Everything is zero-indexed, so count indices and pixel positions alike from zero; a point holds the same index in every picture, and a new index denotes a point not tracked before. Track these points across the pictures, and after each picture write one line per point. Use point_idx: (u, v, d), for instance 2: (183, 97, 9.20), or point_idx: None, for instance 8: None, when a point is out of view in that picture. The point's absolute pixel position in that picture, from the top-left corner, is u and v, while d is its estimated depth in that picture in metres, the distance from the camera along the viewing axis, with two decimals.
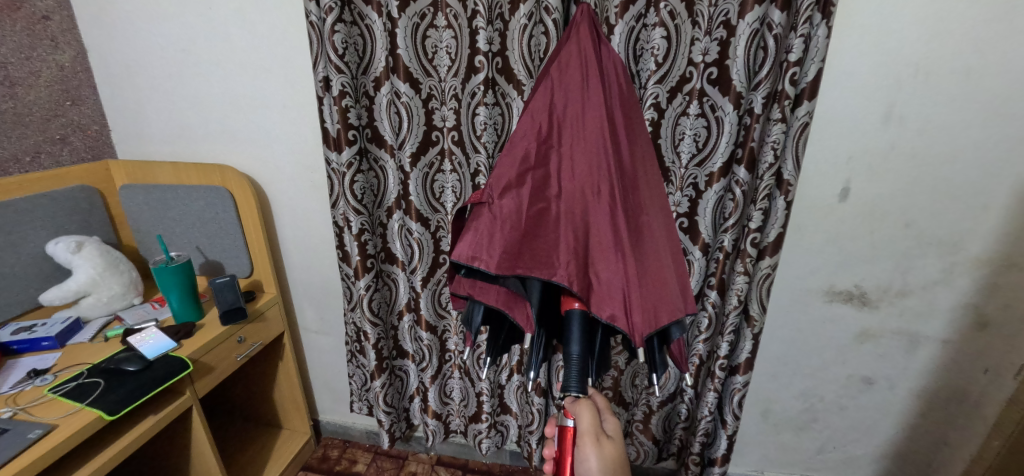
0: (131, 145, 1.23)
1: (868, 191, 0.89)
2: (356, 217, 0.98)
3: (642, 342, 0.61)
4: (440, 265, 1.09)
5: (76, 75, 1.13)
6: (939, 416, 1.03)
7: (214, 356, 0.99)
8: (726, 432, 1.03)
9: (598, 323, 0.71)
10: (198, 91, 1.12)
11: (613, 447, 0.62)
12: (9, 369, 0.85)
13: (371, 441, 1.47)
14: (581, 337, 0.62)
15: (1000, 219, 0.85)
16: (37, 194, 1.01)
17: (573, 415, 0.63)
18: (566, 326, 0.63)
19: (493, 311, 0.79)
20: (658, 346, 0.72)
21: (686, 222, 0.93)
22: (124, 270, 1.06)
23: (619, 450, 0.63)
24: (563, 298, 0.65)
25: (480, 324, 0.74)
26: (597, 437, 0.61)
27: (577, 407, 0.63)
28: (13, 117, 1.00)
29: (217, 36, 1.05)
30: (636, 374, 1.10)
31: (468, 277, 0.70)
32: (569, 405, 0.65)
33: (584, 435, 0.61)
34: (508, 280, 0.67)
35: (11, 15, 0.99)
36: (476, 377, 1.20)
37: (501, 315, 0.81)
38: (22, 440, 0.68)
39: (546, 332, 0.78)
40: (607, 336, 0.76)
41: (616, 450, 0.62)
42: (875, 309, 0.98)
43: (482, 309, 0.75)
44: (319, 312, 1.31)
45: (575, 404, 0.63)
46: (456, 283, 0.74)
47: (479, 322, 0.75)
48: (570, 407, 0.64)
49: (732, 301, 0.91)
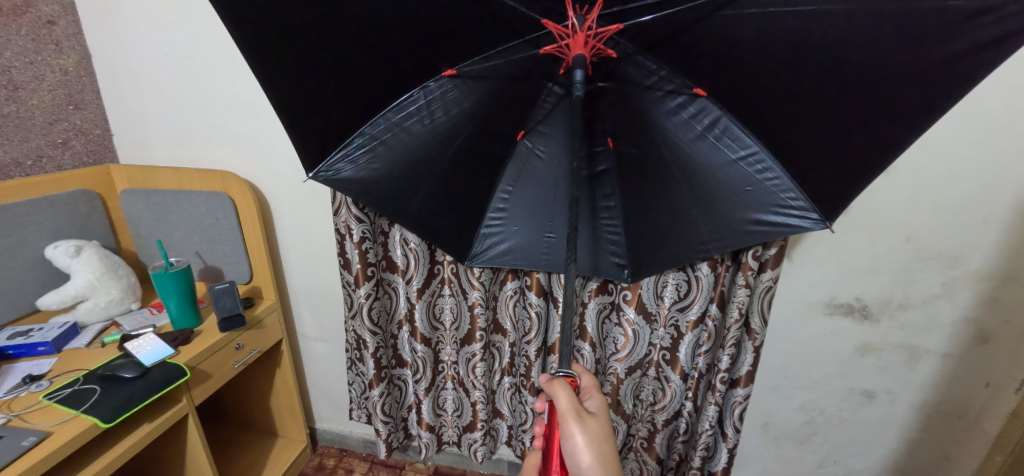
0: (133, 151, 1.23)
1: (868, 205, 0.89)
2: (357, 225, 1.00)
3: (617, 105, 0.74)
4: (436, 275, 1.08)
5: (79, 80, 1.13)
6: (940, 431, 1.02)
7: (213, 363, 0.99)
8: (726, 445, 1.03)
9: (590, 195, 0.85)
10: (202, 97, 1.12)
11: (596, 423, 0.64)
12: (3, 374, 0.84)
13: (368, 450, 1.46)
14: (555, 171, 0.84)
15: (1001, 234, 0.85)
16: (36, 197, 1.00)
17: (552, 394, 0.61)
18: (544, 168, 0.84)
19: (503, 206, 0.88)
20: (725, 206, 0.76)
21: (686, 278, 0.93)
22: (123, 275, 1.05)
23: (604, 425, 0.65)
24: (538, 154, 0.84)
25: (459, 189, 0.84)
26: (579, 414, 0.61)
27: (554, 387, 0.61)
28: (15, 122, 1.00)
29: (222, 42, 1.05)
30: (638, 386, 1.10)
31: (484, 156, 0.82)
32: (546, 383, 0.63)
33: (566, 414, 0.60)
34: (523, 147, 0.83)
35: (16, 19, 1.00)
36: (470, 386, 1.18)
37: (511, 213, 0.88)
38: (17, 447, 0.68)
39: (533, 222, 0.89)
40: (609, 189, 0.83)
41: (599, 423, 0.64)
42: (876, 323, 0.98)
43: (462, 172, 0.82)
44: (318, 318, 1.31)
45: (552, 383, 0.61)
46: (466, 161, 0.81)
47: (457, 190, 0.84)
48: (548, 385, 0.62)
49: (733, 314, 0.91)
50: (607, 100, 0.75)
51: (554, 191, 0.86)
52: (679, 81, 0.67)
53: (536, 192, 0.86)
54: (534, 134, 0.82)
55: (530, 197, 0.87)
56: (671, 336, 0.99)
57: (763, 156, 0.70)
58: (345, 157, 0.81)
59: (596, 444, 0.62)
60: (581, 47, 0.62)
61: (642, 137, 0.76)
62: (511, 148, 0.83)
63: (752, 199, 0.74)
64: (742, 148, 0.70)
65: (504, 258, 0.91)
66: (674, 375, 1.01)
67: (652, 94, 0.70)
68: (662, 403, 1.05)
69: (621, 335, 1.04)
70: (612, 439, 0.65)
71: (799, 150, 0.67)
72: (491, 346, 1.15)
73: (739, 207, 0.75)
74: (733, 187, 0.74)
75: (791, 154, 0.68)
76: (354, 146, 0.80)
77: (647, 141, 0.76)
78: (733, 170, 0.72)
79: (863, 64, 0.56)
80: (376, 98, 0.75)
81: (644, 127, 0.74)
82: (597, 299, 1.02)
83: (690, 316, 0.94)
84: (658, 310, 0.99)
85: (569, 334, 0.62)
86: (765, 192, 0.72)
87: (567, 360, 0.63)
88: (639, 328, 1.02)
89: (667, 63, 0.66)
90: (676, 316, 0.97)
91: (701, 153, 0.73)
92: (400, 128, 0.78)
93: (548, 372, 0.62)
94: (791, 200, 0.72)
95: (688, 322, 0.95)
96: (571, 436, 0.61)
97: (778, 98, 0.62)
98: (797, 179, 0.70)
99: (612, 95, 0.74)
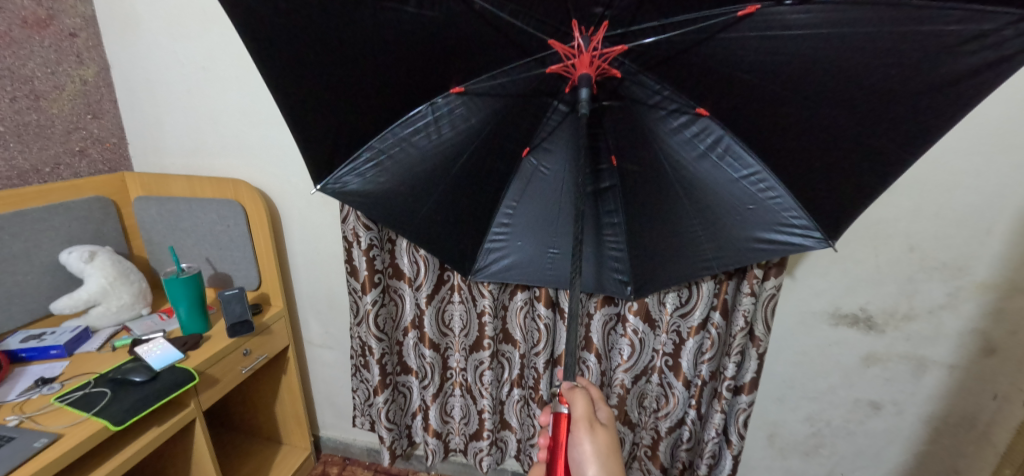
0: (147, 158, 1.26)
1: (873, 215, 0.90)
2: (366, 232, 1.01)
3: (622, 120, 0.76)
4: (445, 281, 1.09)
5: (98, 90, 1.17)
6: (949, 444, 1.01)
7: (221, 368, 1.00)
8: (731, 452, 1.02)
9: (594, 210, 0.85)
10: (216, 106, 1.15)
11: (606, 434, 0.65)
12: (16, 377, 0.86)
13: (371, 459, 1.45)
14: (561, 186, 0.85)
15: (1005, 245, 0.85)
16: (52, 203, 1.02)
17: (567, 401, 0.62)
18: (551, 181, 0.85)
19: (506, 220, 0.89)
20: (727, 223, 0.77)
21: (688, 290, 0.95)
22: (135, 280, 1.07)
23: (613, 437, 0.65)
24: (539, 166, 0.85)
25: (464, 202, 0.85)
26: (590, 424, 0.62)
27: (573, 395, 0.63)
28: (35, 130, 1.03)
29: (236, 53, 1.08)
30: (643, 395, 1.09)
31: (488, 170, 0.83)
32: (565, 391, 0.64)
33: (578, 422, 0.62)
34: (526, 163, 0.84)
35: (40, 32, 1.03)
36: (478, 394, 1.19)
37: (517, 229, 0.89)
38: (28, 449, 0.68)
39: (537, 237, 0.90)
40: (612, 205, 0.84)
41: (609, 436, 0.64)
42: (881, 333, 0.98)
43: (468, 186, 0.84)
44: (324, 326, 1.32)
45: (571, 391, 0.63)
46: (470, 175, 0.83)
47: (463, 202, 0.85)
48: (565, 393, 0.63)
49: (738, 322, 0.92)
50: (611, 119, 0.76)
51: (559, 206, 0.87)
52: (686, 101, 0.68)
53: (540, 207, 0.87)
54: (539, 152, 0.84)
55: (533, 212, 0.88)
56: (673, 342, 1.00)
57: (765, 175, 0.71)
58: (353, 170, 0.83)
59: (603, 457, 0.62)
60: (587, 67, 0.64)
61: (645, 154, 0.77)
62: (517, 161, 0.84)
63: (754, 217, 0.75)
64: (744, 167, 0.71)
65: (507, 272, 0.92)
66: (678, 382, 1.02)
67: (656, 112, 0.72)
68: (665, 410, 1.05)
69: (627, 346, 1.03)
70: (620, 458, 0.64)
71: (803, 165, 0.67)
72: (499, 355, 1.15)
73: (741, 225, 0.76)
74: (735, 205, 0.75)
75: (794, 168, 0.68)
76: (362, 160, 0.82)
77: (651, 159, 0.77)
78: (736, 188, 0.73)
79: (864, 79, 0.57)
80: (386, 113, 0.78)
81: (649, 145, 0.76)
82: (602, 311, 1.02)
83: (693, 322, 0.96)
84: (660, 316, 1.00)
85: (573, 345, 0.63)
86: (768, 210, 0.73)
87: (575, 369, 0.64)
88: (644, 336, 1.02)
89: (670, 83, 0.68)
90: (677, 322, 0.98)
91: (703, 172, 0.74)
92: (408, 144, 0.80)
93: (566, 380, 0.64)
94: (793, 219, 0.72)
95: (690, 328, 0.97)
96: (578, 444, 0.62)
97: (781, 114, 0.63)
98: (799, 195, 0.71)
99: (614, 112, 0.75)
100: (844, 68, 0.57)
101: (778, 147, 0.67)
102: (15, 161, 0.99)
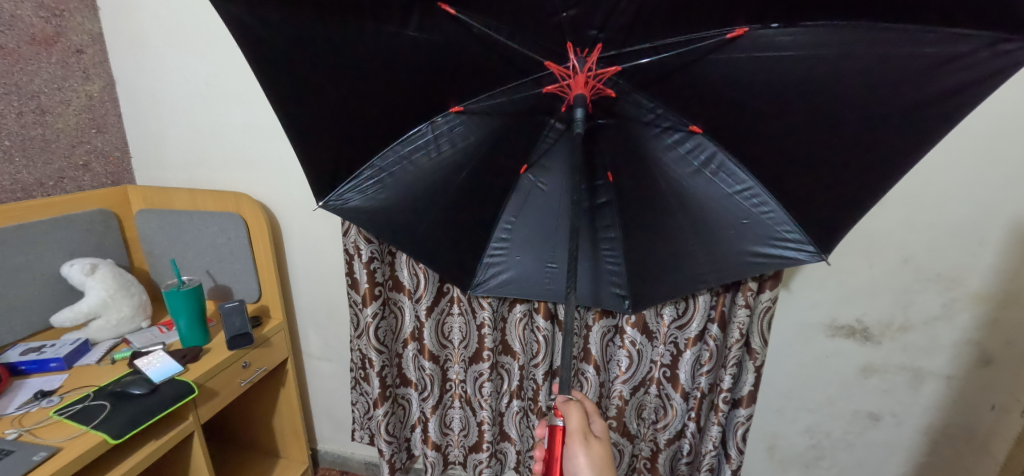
0: (150, 172, 1.27)
1: (866, 227, 0.92)
2: (367, 245, 1.02)
3: (618, 138, 0.77)
4: (444, 293, 1.10)
5: (103, 105, 1.19)
6: (949, 455, 1.01)
7: (220, 381, 1.00)
8: (731, 466, 1.02)
9: (592, 225, 0.87)
10: (218, 120, 1.17)
11: (602, 447, 0.65)
12: (16, 390, 0.86)
13: (370, 472, 1.44)
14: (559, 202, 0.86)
15: (997, 256, 0.87)
16: (55, 216, 1.03)
17: (562, 414, 0.63)
18: (549, 197, 0.86)
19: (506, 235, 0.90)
20: (723, 237, 0.78)
21: (685, 301, 0.95)
22: (135, 292, 1.07)
23: (607, 450, 0.66)
24: (538, 182, 0.86)
25: (463, 218, 0.86)
26: (585, 436, 0.63)
27: (568, 408, 0.63)
28: (40, 144, 1.04)
29: (239, 68, 1.10)
30: (642, 406, 1.09)
31: (486, 187, 0.84)
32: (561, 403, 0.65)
33: (573, 434, 0.62)
34: (524, 179, 0.86)
35: (48, 49, 1.05)
36: (477, 406, 1.18)
37: (517, 245, 0.91)
38: (28, 461, 0.68)
39: (536, 253, 0.91)
40: (609, 220, 0.85)
41: (604, 448, 0.65)
42: (878, 344, 0.99)
43: (467, 202, 0.85)
44: (324, 338, 1.32)
45: (566, 404, 0.63)
46: (470, 191, 0.84)
47: (462, 218, 0.86)
48: (560, 406, 0.64)
49: (735, 334, 0.92)
50: (607, 136, 0.78)
51: (557, 221, 0.88)
52: (678, 118, 0.70)
53: (539, 222, 0.88)
54: (537, 169, 0.85)
55: (532, 226, 0.89)
56: (670, 354, 1.01)
57: (758, 191, 0.72)
58: (354, 187, 0.84)
59: (599, 469, 0.63)
60: (581, 87, 0.66)
61: (641, 170, 0.79)
62: (516, 177, 0.85)
63: (748, 232, 0.76)
64: (737, 182, 0.73)
65: (506, 287, 0.93)
66: (676, 393, 1.02)
67: (650, 130, 0.74)
68: (664, 422, 1.05)
69: (625, 356, 1.02)
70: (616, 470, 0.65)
71: (794, 180, 0.69)
72: (498, 366, 1.16)
73: (736, 239, 0.77)
74: (730, 219, 0.76)
75: (787, 183, 0.70)
76: (363, 178, 0.83)
77: (646, 176, 0.78)
78: (731, 203, 0.75)
79: (852, 97, 0.59)
80: (386, 131, 0.79)
81: (644, 162, 0.77)
82: (600, 323, 1.02)
83: (690, 333, 0.96)
84: (658, 328, 1.00)
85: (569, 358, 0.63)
86: (762, 225, 0.74)
87: (570, 382, 0.65)
88: (642, 348, 1.02)
89: (664, 101, 0.70)
90: (675, 333, 0.99)
91: (697, 187, 0.75)
92: (408, 161, 0.82)
93: (560, 393, 0.64)
94: (787, 233, 0.74)
95: (687, 339, 0.97)
96: (573, 457, 0.62)
97: (772, 130, 0.65)
98: (793, 210, 0.72)
99: (611, 129, 0.77)
100: (832, 87, 0.59)
101: (770, 163, 0.69)
102: (20, 175, 1.01)
